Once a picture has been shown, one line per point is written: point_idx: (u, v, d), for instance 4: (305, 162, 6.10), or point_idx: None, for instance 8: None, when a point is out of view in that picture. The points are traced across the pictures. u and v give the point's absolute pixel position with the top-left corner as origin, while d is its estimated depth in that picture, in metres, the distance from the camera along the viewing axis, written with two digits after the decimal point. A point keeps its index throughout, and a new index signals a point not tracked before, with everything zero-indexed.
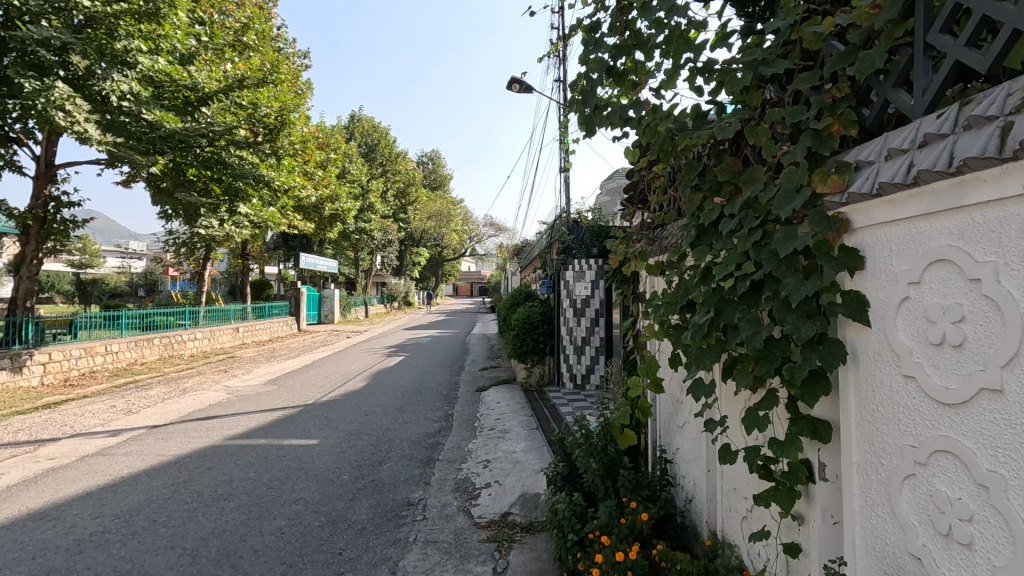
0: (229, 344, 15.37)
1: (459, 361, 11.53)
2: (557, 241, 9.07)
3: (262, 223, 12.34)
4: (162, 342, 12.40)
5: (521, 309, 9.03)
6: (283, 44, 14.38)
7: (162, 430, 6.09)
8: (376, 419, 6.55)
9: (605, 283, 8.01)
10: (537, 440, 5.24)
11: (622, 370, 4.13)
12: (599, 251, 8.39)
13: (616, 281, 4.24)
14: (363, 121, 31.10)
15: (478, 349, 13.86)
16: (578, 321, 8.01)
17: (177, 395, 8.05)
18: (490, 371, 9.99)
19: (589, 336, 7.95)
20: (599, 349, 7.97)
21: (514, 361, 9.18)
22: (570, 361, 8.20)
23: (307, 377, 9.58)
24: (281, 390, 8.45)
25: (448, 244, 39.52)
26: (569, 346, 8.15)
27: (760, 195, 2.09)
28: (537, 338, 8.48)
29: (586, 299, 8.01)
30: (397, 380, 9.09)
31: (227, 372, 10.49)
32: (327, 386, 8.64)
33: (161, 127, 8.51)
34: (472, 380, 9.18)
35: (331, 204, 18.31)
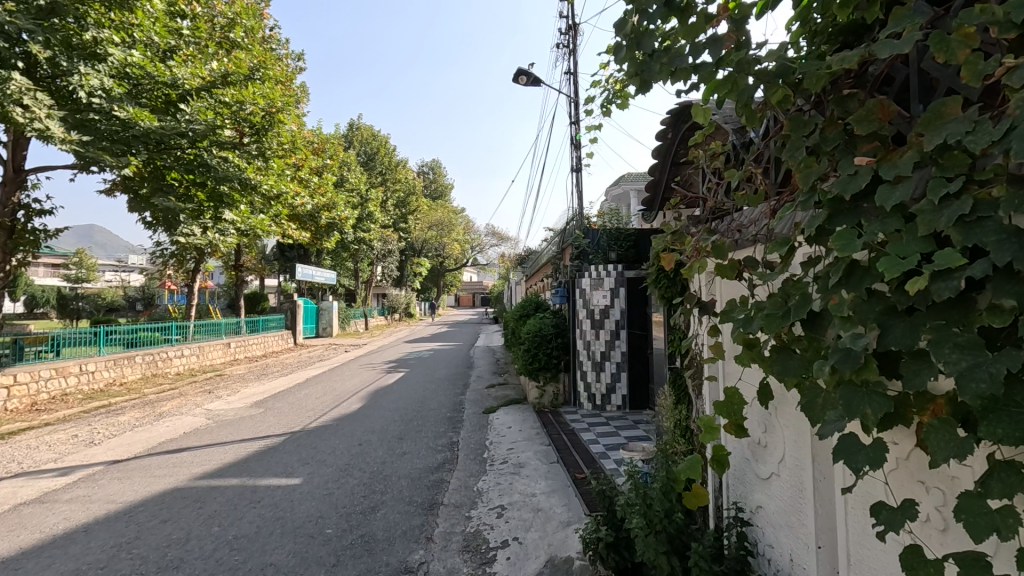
0: (220, 361, 14.54)
1: (463, 378, 10.68)
2: (570, 247, 8.28)
3: (251, 232, 11.57)
4: (145, 360, 11.59)
5: (531, 321, 8.22)
6: (276, 45, 13.73)
7: (122, 467, 5.26)
8: (370, 450, 5.71)
9: (626, 291, 7.21)
10: (560, 479, 4.40)
11: (674, 398, 3.33)
12: (618, 256, 7.59)
13: (665, 285, 3.47)
14: (362, 130, 30.50)
15: (482, 363, 13.04)
16: (597, 334, 7.20)
17: (150, 422, 7.22)
18: (498, 390, 9.15)
19: (609, 350, 7.11)
20: (620, 365, 7.14)
21: (524, 378, 8.35)
22: (587, 380, 7.36)
23: (297, 398, 8.74)
24: (267, 414, 7.62)
25: (449, 254, 38.79)
26: (586, 363, 7.32)
27: (962, 140, 1.27)
28: (551, 353, 7.65)
29: (605, 310, 7.20)
30: (396, 402, 8.25)
31: (212, 392, 9.66)
32: (318, 409, 7.82)
33: (135, 125, 7.73)
34: (478, 400, 8.35)
35: (328, 212, 17.58)
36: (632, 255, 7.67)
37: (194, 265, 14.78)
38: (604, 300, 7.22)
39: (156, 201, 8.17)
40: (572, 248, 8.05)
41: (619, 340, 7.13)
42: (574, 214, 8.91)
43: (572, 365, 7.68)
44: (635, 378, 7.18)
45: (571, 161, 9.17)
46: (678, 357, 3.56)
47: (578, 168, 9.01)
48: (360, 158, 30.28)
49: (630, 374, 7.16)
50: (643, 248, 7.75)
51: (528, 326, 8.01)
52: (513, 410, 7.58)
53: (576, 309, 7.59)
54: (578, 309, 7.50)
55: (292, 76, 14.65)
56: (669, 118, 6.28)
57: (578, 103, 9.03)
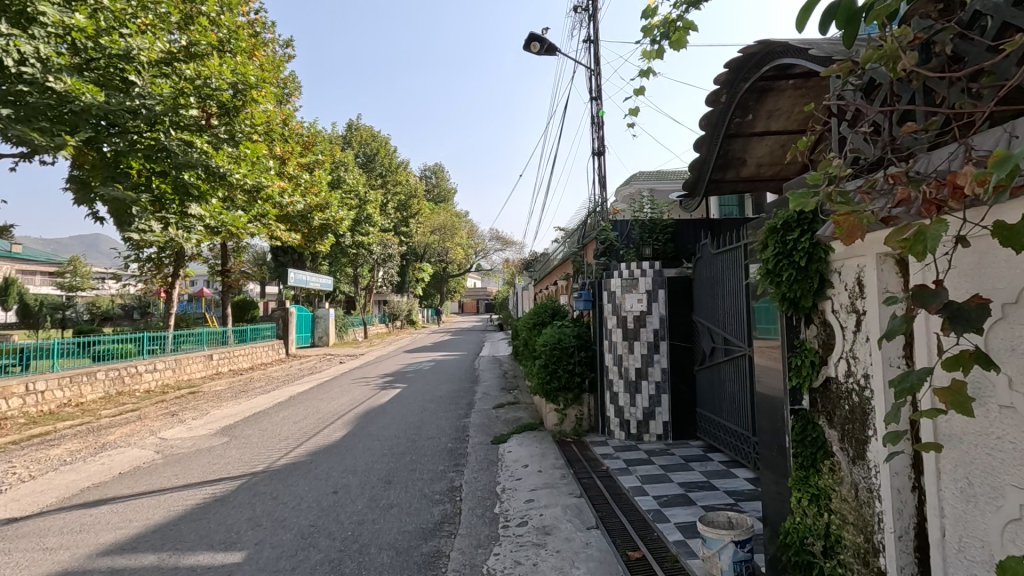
0: (201, 374, 13.27)
1: (467, 396, 9.37)
2: (594, 242, 6.98)
3: (227, 231, 10.31)
4: (109, 376, 10.31)
5: (546, 330, 6.91)
6: (261, 28, 12.61)
7: (13, 530, 3.93)
8: (348, 504, 4.38)
9: (666, 294, 5.92)
10: (608, 565, 3.05)
11: (836, 479, 2.08)
12: (654, 252, 6.26)
13: (792, 291, 2.23)
14: (362, 130, 29.67)
15: (489, 377, 11.73)
16: (632, 349, 5.88)
17: (85, 457, 5.89)
18: (507, 412, 7.81)
19: (646, 367, 5.80)
20: (661, 387, 5.82)
21: (540, 400, 7.02)
22: (618, 404, 6.02)
23: (273, 423, 7.45)
24: (231, 446, 6.30)
25: (452, 259, 37.66)
26: (617, 383, 5.99)
27: None
28: (573, 370, 6.36)
29: (640, 317, 5.89)
30: (388, 428, 6.91)
31: (176, 414, 8.33)
32: (293, 439, 6.50)
33: (75, 100, 6.48)
34: (485, 427, 7.03)
35: (321, 213, 16.40)
36: (673, 252, 6.36)
37: (173, 269, 13.56)
38: (641, 307, 5.90)
39: (102, 190, 6.92)
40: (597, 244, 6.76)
41: (658, 354, 5.83)
42: (595, 205, 7.61)
43: (599, 384, 6.35)
44: (679, 401, 5.85)
45: (592, 143, 7.91)
46: (806, 394, 2.26)
47: (601, 150, 7.73)
48: (360, 159, 29.41)
49: (673, 396, 5.84)
50: (684, 242, 6.46)
51: (543, 336, 6.71)
52: (527, 439, 6.26)
53: (602, 316, 6.29)
54: (605, 316, 6.20)
55: (281, 64, 13.54)
56: (723, 75, 5.02)
57: (600, 77, 7.77)
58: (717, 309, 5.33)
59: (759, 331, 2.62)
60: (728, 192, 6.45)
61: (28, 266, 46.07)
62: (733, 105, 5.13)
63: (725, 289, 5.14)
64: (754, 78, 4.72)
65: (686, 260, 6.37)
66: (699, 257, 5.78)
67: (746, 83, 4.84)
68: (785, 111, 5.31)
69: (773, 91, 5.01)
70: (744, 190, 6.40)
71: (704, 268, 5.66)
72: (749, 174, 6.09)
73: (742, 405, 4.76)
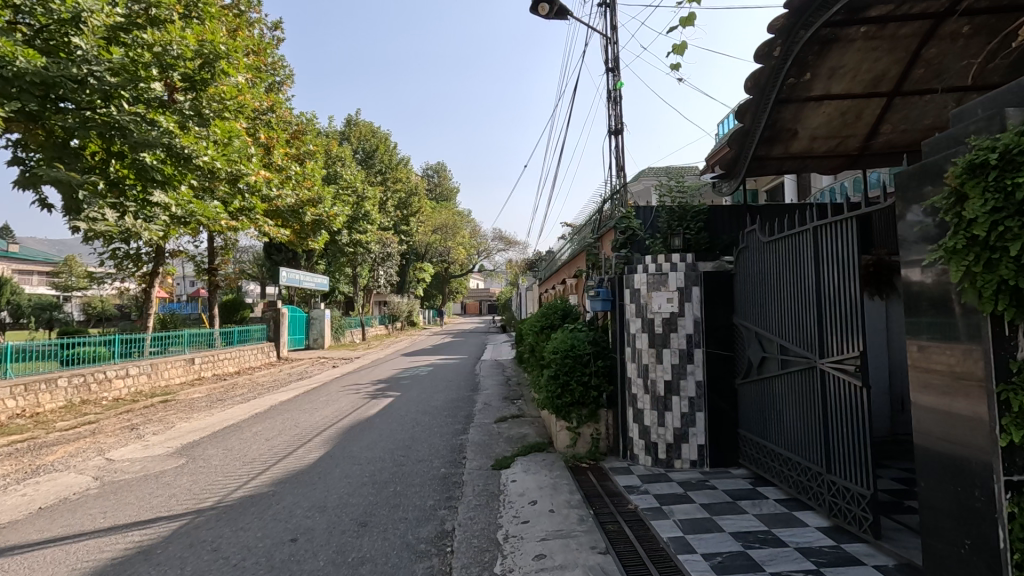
0: (181, 379, 12.34)
1: (465, 407, 8.41)
2: (612, 232, 6.03)
3: (201, 223, 9.36)
4: (72, 383, 9.35)
5: (556, 334, 5.97)
6: (245, 6, 11.71)
7: None
8: (307, 559, 3.41)
9: (702, 293, 4.96)
10: None
11: None
12: (685, 243, 5.32)
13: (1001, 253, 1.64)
14: (361, 127, 28.99)
15: (490, 384, 10.77)
16: (661, 358, 4.95)
17: (8, 486, 4.94)
18: (510, 428, 6.82)
19: (677, 380, 4.88)
20: (696, 404, 4.86)
21: (548, 415, 6.06)
22: (643, 424, 5.06)
23: (243, 440, 6.50)
24: (185, 470, 5.34)
25: (454, 258, 36.77)
26: (643, 398, 5.05)
27: None
28: (588, 382, 5.43)
29: (669, 320, 4.95)
30: (372, 449, 5.95)
31: (136, 428, 7.37)
32: (259, 462, 5.54)
33: (7, 64, 5.53)
34: (485, 446, 6.08)
35: (314, 208, 15.51)
36: (707, 244, 5.43)
37: (153, 266, 12.65)
38: (671, 307, 4.95)
39: (44, 171, 6.00)
40: (616, 236, 5.83)
41: (692, 365, 4.89)
42: (612, 191, 6.65)
43: (620, 399, 5.40)
44: (718, 421, 4.87)
45: (608, 121, 6.95)
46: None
47: (620, 129, 6.78)
48: (358, 155, 28.67)
49: (710, 414, 4.87)
50: (718, 232, 5.54)
51: (552, 341, 5.78)
52: (535, 463, 5.30)
53: (623, 319, 5.36)
54: (627, 320, 5.28)
55: (267, 47, 12.67)
56: (776, 24, 3.99)
57: (617, 45, 6.81)
58: (767, 311, 4.37)
59: (929, 358, 2.03)
60: (772, 174, 5.49)
61: (24, 266, 45.32)
62: (787, 63, 4.11)
63: (779, 285, 4.19)
64: (817, 24, 3.70)
65: (722, 253, 5.43)
66: (742, 249, 4.83)
67: (805, 34, 3.81)
68: (849, 70, 4.31)
69: (840, 42, 3.98)
70: (792, 170, 5.40)
71: (749, 261, 4.70)
72: (799, 150, 5.11)
73: (806, 431, 3.78)
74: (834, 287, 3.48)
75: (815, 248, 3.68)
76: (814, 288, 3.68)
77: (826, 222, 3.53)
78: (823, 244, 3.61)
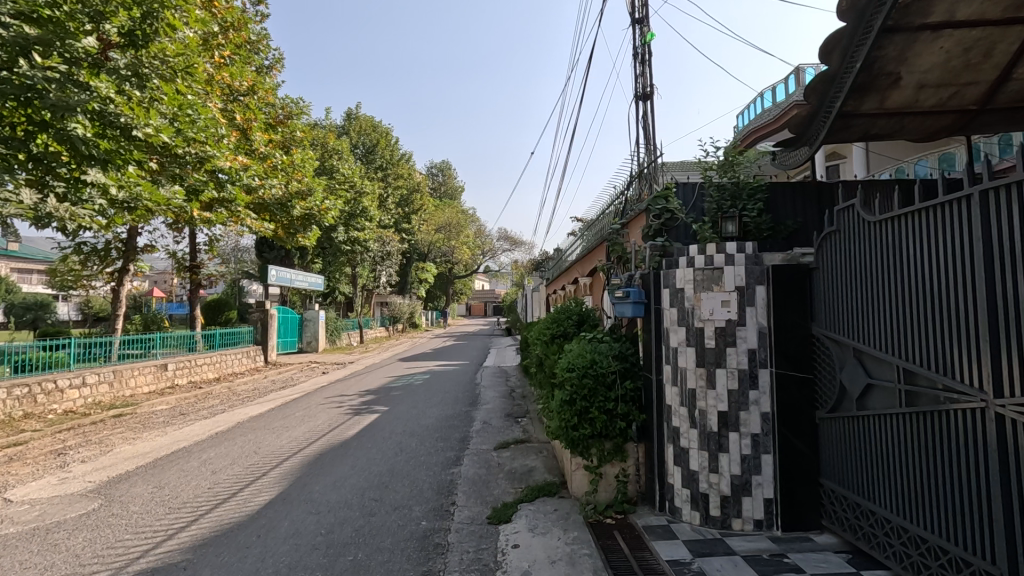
0: (150, 388, 11.15)
1: (461, 427, 7.19)
2: (642, 217, 4.80)
3: (158, 212, 8.15)
4: (12, 394, 8.18)
5: (569, 346, 4.80)
6: None
7: None
8: None
9: (769, 295, 3.71)
10: None
11: None
12: (741, 229, 4.09)
13: None
14: (361, 121, 27.90)
15: (491, 396, 9.54)
16: (714, 379, 3.71)
17: None
18: (512, 461, 5.55)
19: (735, 411, 3.65)
20: (761, 443, 3.62)
21: (561, 447, 4.83)
22: (688, 468, 3.81)
23: (185, 472, 5.29)
24: (90, 520, 4.16)
25: (457, 259, 35.55)
26: (688, 433, 3.81)
27: None
28: (612, 410, 4.24)
29: (724, 331, 3.71)
30: (336, 491, 4.70)
31: (67, 452, 6.20)
32: (190, 508, 4.34)
33: None
34: (482, 486, 4.86)
35: (303, 202, 14.32)
36: (769, 231, 4.20)
37: (123, 262, 11.52)
38: (726, 312, 3.71)
39: None
40: (646, 220, 4.65)
41: (754, 391, 3.65)
42: (640, 168, 5.41)
43: (654, 431, 4.16)
44: (791, 468, 3.61)
45: (633, 85, 5.71)
46: None
47: (649, 93, 5.54)
48: (359, 150, 27.62)
49: (780, 457, 3.62)
50: (782, 215, 4.31)
51: (564, 356, 4.62)
52: (543, 516, 4.06)
53: (660, 327, 4.12)
54: (665, 328, 4.04)
55: (247, 22, 11.54)
56: None
57: None
58: (867, 319, 3.14)
59: None
60: (855, 139, 4.22)
61: (22, 263, 44.64)
62: None
63: (889, 279, 2.97)
64: None
65: (788, 243, 4.20)
66: (826, 237, 3.58)
67: None
68: None
69: None
70: (882, 134, 4.14)
71: (838, 252, 3.46)
72: (897, 104, 3.82)
73: (950, 499, 2.55)
74: (1012, 284, 2.23)
75: (966, 228, 2.43)
76: (966, 285, 2.44)
77: (994, 186, 2.28)
78: (981, 220, 2.36)
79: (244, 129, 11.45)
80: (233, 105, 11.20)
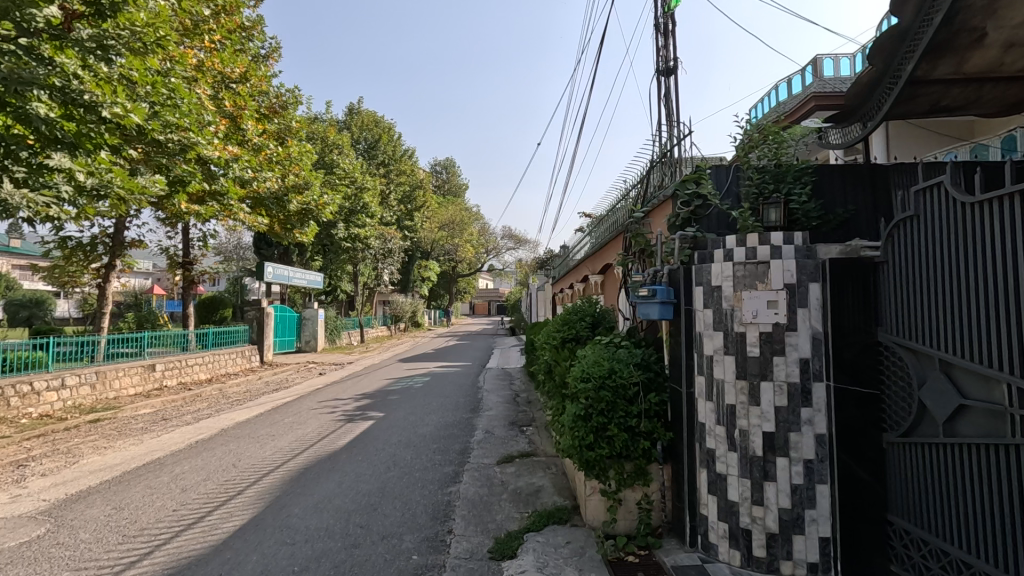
0: (137, 390, 10.63)
1: (462, 437, 6.62)
2: (667, 206, 4.21)
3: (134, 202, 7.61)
4: None
5: (582, 353, 4.23)
6: None
7: None
8: None
9: (826, 295, 3.12)
10: None
11: None
12: (787, 218, 3.50)
13: None
14: (362, 116, 27.36)
15: (494, 402, 8.96)
16: (757, 394, 3.13)
17: None
18: (517, 480, 4.95)
19: (784, 432, 3.06)
20: (815, 471, 3.04)
21: (573, 467, 4.25)
22: (725, 499, 3.23)
23: (151, 491, 4.73)
24: (31, 549, 3.62)
25: (460, 257, 34.98)
26: (726, 457, 3.24)
27: None
28: (634, 428, 3.66)
29: (770, 337, 3.12)
30: (317, 516, 4.14)
31: (30, 464, 5.67)
32: (149, 536, 3.80)
33: None
34: (483, 510, 4.29)
35: (300, 196, 13.76)
36: (819, 220, 3.60)
37: (110, 257, 11.02)
38: (773, 315, 3.12)
39: None
40: (671, 208, 4.08)
41: (807, 408, 3.06)
42: (662, 152, 4.82)
43: (684, 453, 3.58)
44: (851, 500, 3.02)
45: (653, 61, 5.14)
46: None
47: (672, 68, 4.95)
48: (360, 146, 27.09)
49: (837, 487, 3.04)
50: (832, 200, 3.72)
51: (577, 365, 4.05)
52: (554, 551, 3.49)
53: (692, 332, 3.54)
54: (699, 333, 3.47)
55: (240, 6, 11.02)
56: None
57: None
58: (948, 320, 2.61)
59: None
60: (921, 111, 3.63)
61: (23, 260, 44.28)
62: None
63: (974, 272, 2.49)
64: None
65: (841, 233, 3.61)
66: (897, 225, 2.98)
67: None
68: None
69: None
70: (953, 105, 3.55)
71: (912, 242, 2.88)
72: (977, 69, 3.20)
73: None
74: None
75: None
76: None
77: None
78: None
79: (235, 118, 10.88)
80: (222, 91, 10.64)
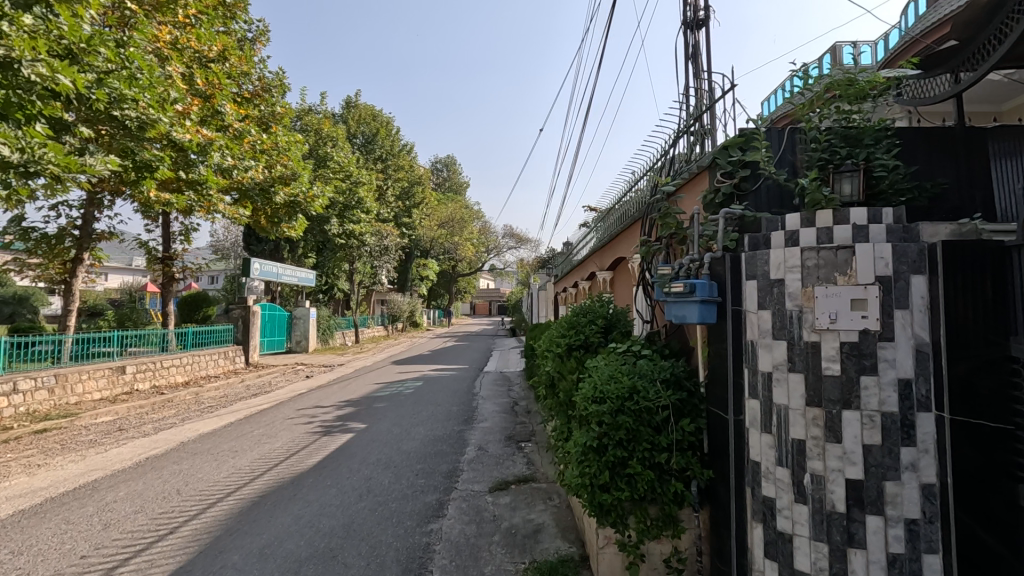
0: (104, 394, 9.79)
1: (451, 455, 5.78)
2: (703, 178, 3.36)
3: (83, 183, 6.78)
4: None
5: (595, 365, 3.38)
6: None
7: None
8: None
9: (935, 292, 2.26)
10: None
11: None
12: (865, 191, 2.67)
13: None
14: (360, 109, 26.52)
15: (489, 411, 8.11)
16: (837, 428, 2.28)
17: None
18: (512, 517, 4.10)
19: (876, 480, 2.22)
20: (921, 537, 2.19)
21: (581, 508, 3.39)
22: (790, 567, 2.39)
23: (67, 527, 3.90)
24: None
25: (460, 255, 34.09)
26: (791, 511, 2.39)
27: None
28: (663, 465, 2.81)
29: (857, 350, 2.27)
30: (259, 567, 3.29)
31: None
32: None
33: None
34: (467, 559, 3.44)
35: (287, 187, 12.79)
36: (908, 193, 2.75)
37: (78, 249, 10.21)
38: (859, 319, 2.27)
39: None
40: (708, 182, 3.23)
41: (909, 449, 2.21)
42: (690, 118, 3.99)
43: (729, 499, 2.73)
44: None
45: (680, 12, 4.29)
46: None
47: (702, 19, 4.12)
48: (357, 139, 26.22)
49: (950, 558, 2.18)
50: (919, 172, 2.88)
51: (587, 380, 3.21)
52: None
53: (743, 341, 2.69)
54: (751, 343, 2.62)
55: None
56: None
57: None
58: None
59: None
60: None
61: None
62: None
63: None
64: None
65: (934, 213, 2.77)
66: None
67: None
68: None
69: None
70: None
71: None
72: None
73: None
74: None
75: None
76: None
77: None
78: None
79: (207, 97, 9.97)
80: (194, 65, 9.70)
